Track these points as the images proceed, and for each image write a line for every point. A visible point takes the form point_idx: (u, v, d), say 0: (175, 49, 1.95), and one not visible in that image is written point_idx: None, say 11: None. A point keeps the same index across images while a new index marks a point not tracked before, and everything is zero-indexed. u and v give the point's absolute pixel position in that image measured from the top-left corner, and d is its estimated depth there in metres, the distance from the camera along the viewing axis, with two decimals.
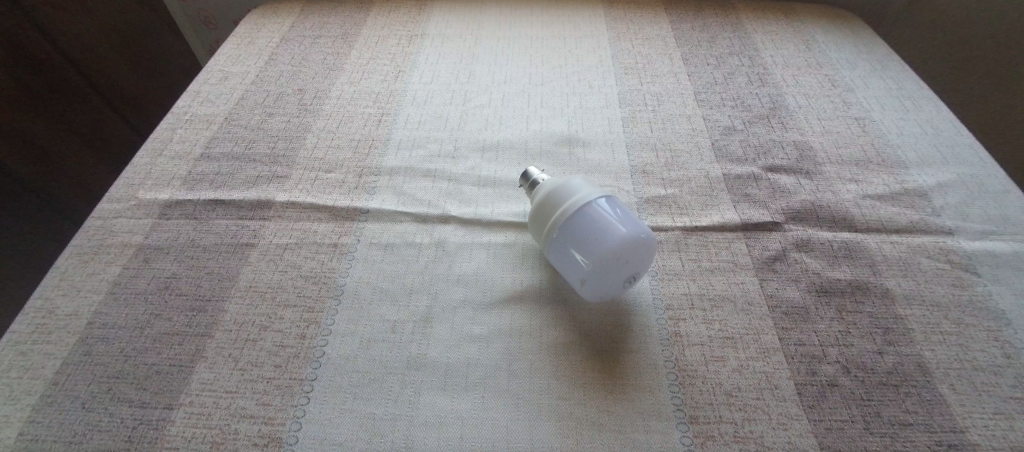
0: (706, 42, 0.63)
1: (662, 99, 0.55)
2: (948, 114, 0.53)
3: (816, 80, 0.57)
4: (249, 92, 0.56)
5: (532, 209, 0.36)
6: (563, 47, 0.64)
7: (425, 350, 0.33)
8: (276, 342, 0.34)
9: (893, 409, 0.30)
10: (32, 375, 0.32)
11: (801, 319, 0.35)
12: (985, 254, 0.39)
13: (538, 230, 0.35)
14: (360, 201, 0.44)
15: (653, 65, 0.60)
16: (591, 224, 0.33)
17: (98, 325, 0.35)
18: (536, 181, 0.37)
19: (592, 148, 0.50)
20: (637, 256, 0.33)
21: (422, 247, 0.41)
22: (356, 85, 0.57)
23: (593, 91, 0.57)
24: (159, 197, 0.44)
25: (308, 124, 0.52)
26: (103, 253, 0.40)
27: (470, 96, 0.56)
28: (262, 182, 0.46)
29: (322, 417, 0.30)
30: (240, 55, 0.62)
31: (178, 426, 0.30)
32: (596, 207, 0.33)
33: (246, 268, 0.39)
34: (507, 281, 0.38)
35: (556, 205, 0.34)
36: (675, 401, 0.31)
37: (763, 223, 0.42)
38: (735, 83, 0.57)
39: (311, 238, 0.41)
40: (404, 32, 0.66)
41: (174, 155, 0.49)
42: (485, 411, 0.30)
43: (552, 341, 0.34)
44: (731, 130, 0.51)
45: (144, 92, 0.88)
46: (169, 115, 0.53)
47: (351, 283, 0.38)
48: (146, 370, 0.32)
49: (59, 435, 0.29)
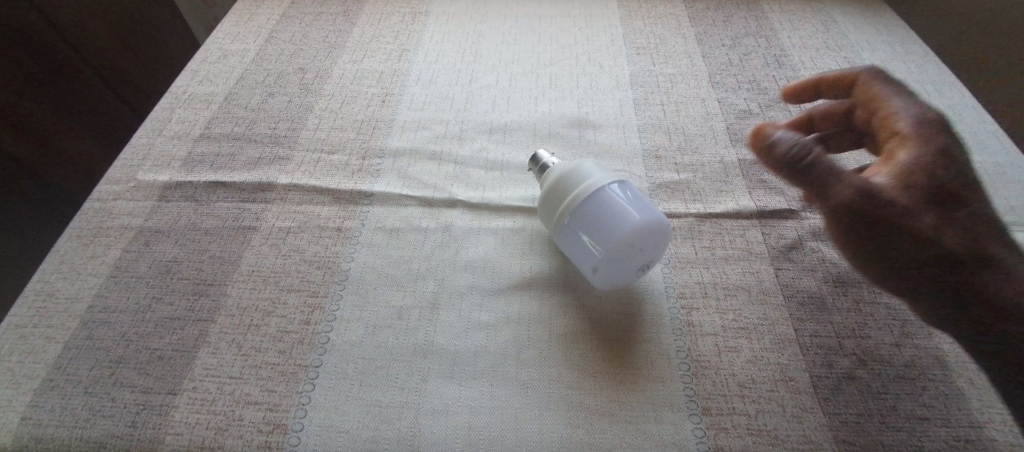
0: (721, 22, 0.61)
1: (675, 81, 0.53)
2: (971, 100, 0.51)
3: (834, 63, 0.55)
4: (248, 71, 0.55)
5: (543, 194, 0.34)
6: (574, 25, 0.61)
7: (432, 337, 0.33)
8: (280, 327, 0.33)
9: (911, 403, 0.29)
10: (34, 359, 0.32)
11: (817, 309, 0.34)
12: None
13: (546, 216, 0.34)
14: (364, 184, 0.43)
15: (666, 44, 0.58)
16: (603, 209, 0.32)
17: (99, 309, 0.34)
18: (546, 165, 0.36)
19: (602, 130, 0.48)
20: (651, 242, 0.32)
21: (428, 232, 0.40)
22: (358, 64, 0.56)
23: (603, 71, 0.55)
24: (159, 179, 0.43)
25: (308, 104, 0.50)
26: (103, 236, 0.39)
27: (476, 76, 0.55)
28: (263, 164, 0.44)
29: (328, 404, 0.30)
30: (239, 33, 0.60)
31: (182, 412, 0.29)
32: (611, 194, 0.32)
33: (249, 252, 0.38)
34: (515, 268, 0.37)
35: (566, 190, 0.33)
36: (687, 392, 0.30)
37: (779, 210, 0.41)
38: (751, 65, 0.55)
39: (314, 222, 0.40)
40: (407, 10, 0.64)
41: (173, 135, 0.47)
42: (493, 400, 0.30)
43: (562, 329, 0.33)
44: (746, 114, 0.50)
45: (148, 75, 0.85)
46: (167, 94, 0.52)
47: (355, 267, 0.37)
48: (148, 355, 0.32)
49: (63, 421, 0.29)
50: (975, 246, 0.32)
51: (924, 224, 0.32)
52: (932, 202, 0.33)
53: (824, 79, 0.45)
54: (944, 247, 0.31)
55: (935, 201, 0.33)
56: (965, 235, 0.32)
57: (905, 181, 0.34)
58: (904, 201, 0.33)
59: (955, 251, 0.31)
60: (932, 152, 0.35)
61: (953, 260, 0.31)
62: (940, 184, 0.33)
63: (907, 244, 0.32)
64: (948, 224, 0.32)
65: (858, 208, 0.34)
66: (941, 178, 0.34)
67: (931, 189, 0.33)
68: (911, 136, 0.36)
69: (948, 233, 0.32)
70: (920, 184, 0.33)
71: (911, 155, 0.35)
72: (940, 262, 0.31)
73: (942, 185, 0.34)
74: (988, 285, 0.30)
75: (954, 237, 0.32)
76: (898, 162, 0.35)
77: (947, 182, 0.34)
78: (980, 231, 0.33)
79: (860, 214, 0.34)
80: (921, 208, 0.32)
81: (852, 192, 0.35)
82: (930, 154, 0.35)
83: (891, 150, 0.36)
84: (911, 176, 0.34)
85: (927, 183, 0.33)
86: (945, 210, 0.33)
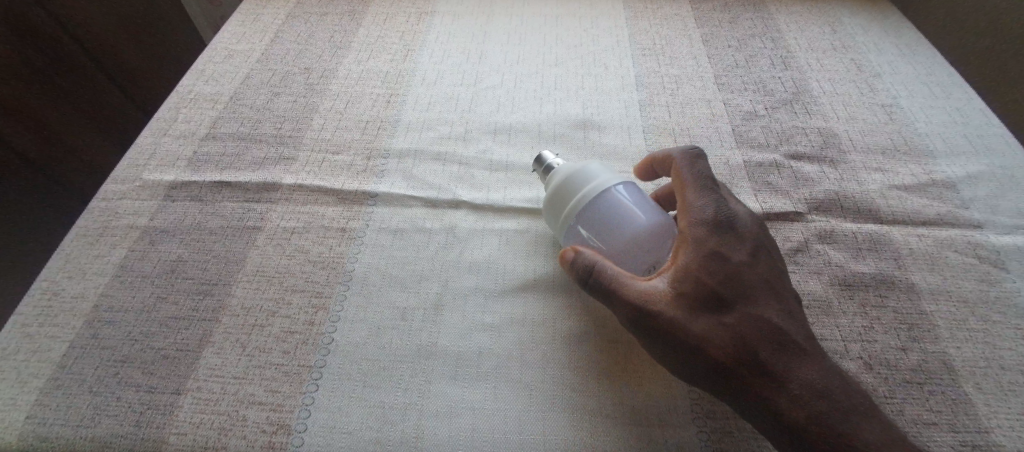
0: (727, 23, 0.61)
1: (681, 82, 0.53)
2: (979, 102, 0.50)
3: (841, 64, 0.55)
4: (254, 71, 0.55)
5: (549, 193, 0.33)
6: (579, 26, 0.61)
7: (435, 338, 0.33)
8: (284, 327, 0.33)
9: (916, 407, 0.29)
10: (40, 358, 0.32)
11: (824, 313, 0.34)
12: (1013, 248, 0.38)
13: (551, 218, 0.34)
14: (368, 185, 0.43)
15: (671, 46, 0.58)
16: (617, 212, 0.32)
17: (104, 308, 0.34)
18: (551, 165, 0.35)
19: (607, 132, 0.48)
20: (662, 245, 0.33)
21: (432, 233, 0.39)
22: (363, 65, 0.56)
23: (609, 72, 0.55)
24: (164, 178, 0.43)
25: (314, 105, 0.51)
26: (108, 235, 0.39)
27: (481, 77, 0.55)
28: (268, 164, 0.44)
29: (332, 405, 0.30)
30: (245, 33, 0.60)
31: (186, 412, 0.29)
32: (618, 195, 0.32)
33: (254, 252, 0.38)
34: (519, 269, 0.37)
35: (577, 192, 0.32)
36: (691, 395, 0.30)
37: (784, 213, 0.41)
38: (757, 67, 0.55)
39: (319, 222, 0.40)
40: (412, 10, 0.64)
41: (178, 135, 0.47)
42: (497, 401, 0.30)
43: (566, 331, 0.33)
44: (752, 116, 0.49)
45: (155, 74, 0.85)
46: (173, 94, 0.52)
47: (359, 268, 0.37)
48: (153, 355, 0.32)
49: (68, 420, 0.29)
50: (769, 353, 0.27)
51: (693, 334, 0.28)
52: (703, 307, 0.28)
53: (653, 159, 0.38)
54: (708, 355, 0.27)
55: (716, 304, 0.29)
56: (738, 349, 0.27)
57: (677, 288, 0.29)
58: (669, 310, 0.28)
59: (718, 363, 0.27)
60: (706, 249, 0.30)
61: (724, 372, 0.27)
62: (716, 287, 0.29)
63: (683, 357, 0.28)
64: (747, 328, 0.28)
65: (633, 321, 0.29)
66: (733, 276, 0.29)
67: (700, 295, 0.29)
68: (688, 233, 0.31)
69: (739, 335, 0.27)
70: (691, 291, 0.29)
71: (685, 255, 0.30)
72: (727, 377, 0.27)
73: (705, 290, 0.29)
74: (756, 393, 0.26)
75: (727, 342, 0.27)
76: (674, 264, 0.30)
77: (734, 276, 0.29)
78: (778, 336, 0.27)
79: (642, 327, 0.29)
80: (688, 316, 0.28)
81: (624, 303, 0.29)
82: (700, 256, 0.30)
83: (674, 250, 0.31)
84: (685, 283, 0.29)
85: (696, 290, 0.29)
86: (731, 314, 0.28)
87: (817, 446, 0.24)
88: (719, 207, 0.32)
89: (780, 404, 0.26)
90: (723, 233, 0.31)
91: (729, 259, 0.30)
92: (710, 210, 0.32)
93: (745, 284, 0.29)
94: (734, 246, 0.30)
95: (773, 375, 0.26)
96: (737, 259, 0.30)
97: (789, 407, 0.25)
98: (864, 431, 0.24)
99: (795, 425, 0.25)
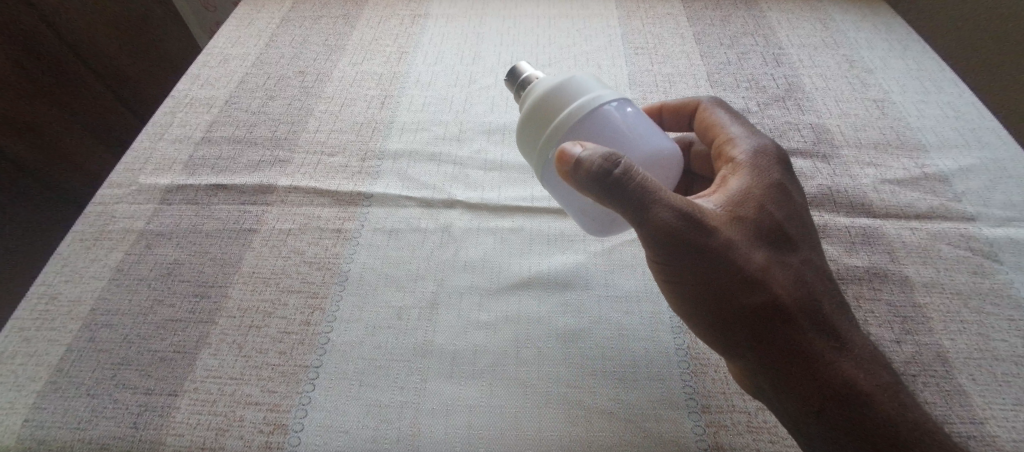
0: (719, 21, 0.61)
1: (674, 80, 0.53)
2: (971, 97, 0.51)
3: (832, 60, 0.55)
4: (249, 74, 0.55)
5: (531, 109, 0.29)
6: (572, 26, 0.62)
7: (431, 337, 0.33)
8: (280, 329, 0.34)
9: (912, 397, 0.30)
10: (37, 361, 0.32)
11: None
12: (1006, 240, 0.38)
13: (529, 136, 0.29)
14: (363, 186, 0.43)
15: (664, 44, 0.58)
16: (613, 128, 0.29)
17: (100, 311, 0.35)
18: (528, 79, 0.32)
19: None
20: (654, 170, 0.31)
21: (427, 232, 0.40)
22: (357, 67, 0.56)
23: (602, 71, 0.55)
24: (160, 182, 0.43)
25: (308, 107, 0.51)
26: (104, 239, 0.39)
27: (475, 78, 0.55)
28: (263, 167, 0.45)
29: (327, 405, 0.30)
30: (240, 37, 0.61)
31: (182, 413, 0.29)
32: (610, 113, 0.29)
33: (250, 254, 0.38)
34: (514, 267, 0.37)
35: (568, 99, 0.28)
36: (687, 390, 0.30)
37: None
38: (750, 64, 0.55)
39: (313, 223, 0.40)
40: (407, 13, 0.64)
41: (174, 139, 0.48)
42: (491, 398, 0.30)
43: (561, 327, 0.33)
44: (745, 113, 0.50)
45: (149, 78, 0.85)
46: (168, 98, 0.52)
47: (355, 268, 0.37)
48: (151, 357, 0.32)
49: (65, 422, 0.29)
50: (830, 309, 0.27)
51: (756, 262, 0.27)
52: (762, 238, 0.28)
53: (664, 105, 0.39)
54: (771, 291, 0.26)
55: (774, 238, 0.28)
56: (798, 289, 0.27)
57: (735, 212, 0.28)
58: (726, 230, 0.27)
59: (776, 296, 0.26)
60: (766, 179, 0.30)
61: (785, 312, 0.26)
62: (776, 220, 0.28)
63: (739, 285, 0.26)
64: (804, 271, 0.28)
65: (673, 233, 0.26)
66: (790, 215, 0.29)
67: (761, 224, 0.28)
68: (745, 162, 0.31)
69: (799, 276, 0.27)
70: (752, 218, 0.28)
71: (742, 182, 0.30)
72: (783, 319, 0.26)
73: (766, 219, 0.28)
74: (809, 346, 0.26)
75: (788, 282, 0.27)
76: (728, 190, 0.30)
77: (791, 215, 0.29)
78: (830, 294, 0.28)
79: (690, 243, 0.26)
80: (750, 245, 0.27)
81: (666, 210, 0.26)
82: (759, 185, 0.30)
83: (726, 179, 0.31)
84: (745, 209, 0.28)
85: (756, 218, 0.28)
86: (789, 253, 0.28)
87: (870, 405, 0.24)
88: (771, 145, 0.32)
89: (843, 367, 0.25)
90: (785, 173, 0.31)
91: (788, 197, 0.30)
92: (765, 145, 0.32)
93: (801, 226, 0.29)
94: (791, 186, 0.31)
95: (833, 336, 0.26)
96: (792, 197, 0.30)
97: (848, 367, 0.25)
98: (909, 400, 0.25)
99: (853, 381, 0.25)
